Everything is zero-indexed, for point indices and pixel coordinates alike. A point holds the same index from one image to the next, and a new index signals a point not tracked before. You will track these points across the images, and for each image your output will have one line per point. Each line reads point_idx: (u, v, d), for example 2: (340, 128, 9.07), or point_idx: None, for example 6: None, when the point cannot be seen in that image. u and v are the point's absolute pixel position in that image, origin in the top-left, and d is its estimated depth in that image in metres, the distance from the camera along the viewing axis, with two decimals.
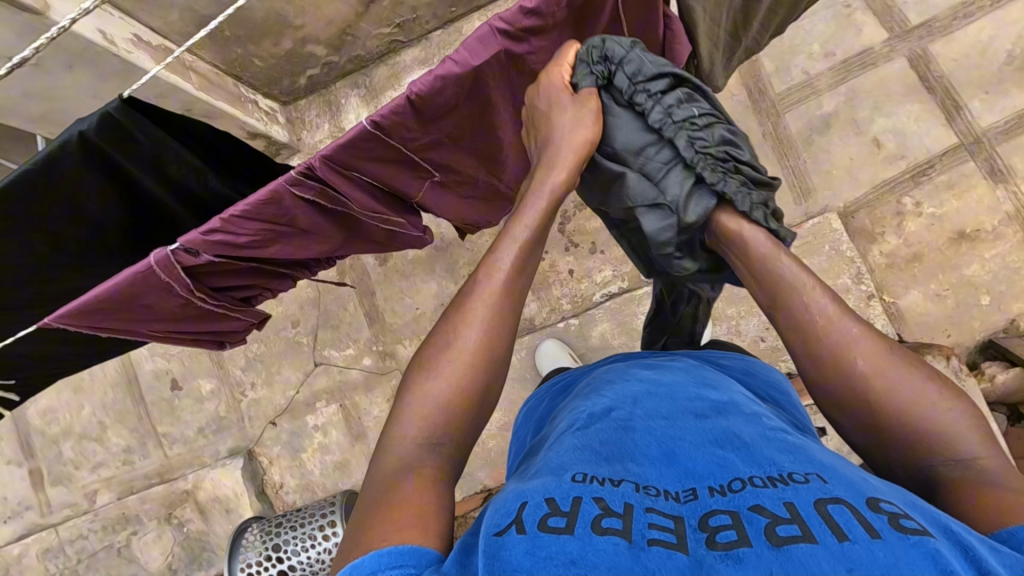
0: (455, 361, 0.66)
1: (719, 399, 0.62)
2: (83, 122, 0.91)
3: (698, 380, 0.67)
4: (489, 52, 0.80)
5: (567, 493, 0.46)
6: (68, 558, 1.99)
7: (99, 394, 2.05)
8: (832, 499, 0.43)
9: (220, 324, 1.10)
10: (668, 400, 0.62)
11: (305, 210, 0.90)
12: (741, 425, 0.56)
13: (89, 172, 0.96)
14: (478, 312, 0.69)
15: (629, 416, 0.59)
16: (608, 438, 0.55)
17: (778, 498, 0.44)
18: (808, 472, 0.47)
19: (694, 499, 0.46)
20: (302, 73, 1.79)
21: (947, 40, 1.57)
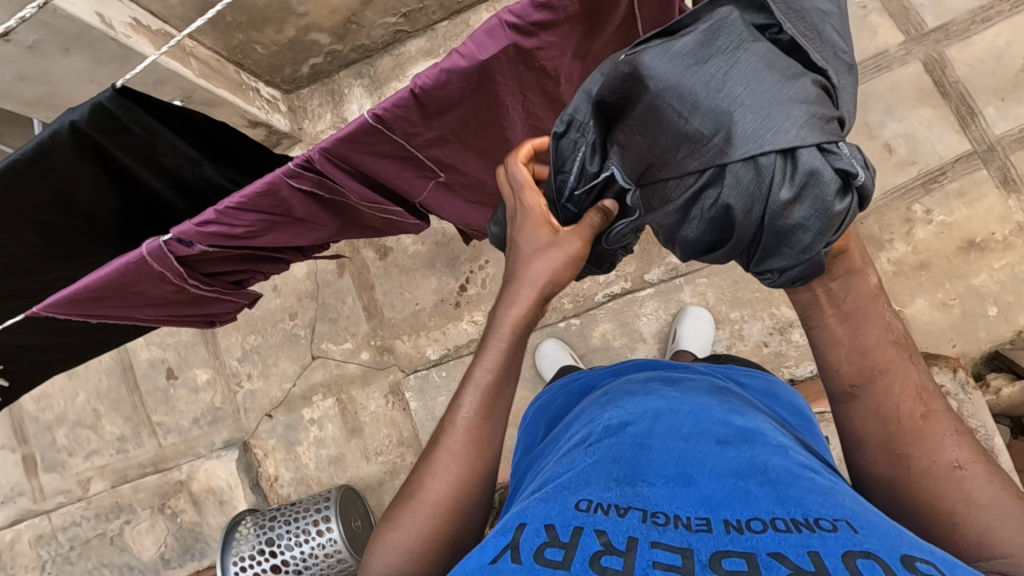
0: (455, 459, 0.66)
1: (748, 426, 0.61)
2: (74, 112, 0.89)
3: (725, 406, 0.66)
4: (498, 46, 0.75)
5: (568, 523, 0.46)
6: (60, 545, 1.98)
7: (94, 381, 2.03)
8: (862, 553, 0.41)
9: (211, 306, 1.08)
10: (690, 420, 0.61)
11: (302, 200, 0.87)
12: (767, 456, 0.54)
13: (82, 162, 0.94)
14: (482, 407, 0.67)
15: (643, 438, 0.58)
16: (621, 459, 0.55)
17: (802, 546, 0.42)
18: (836, 519, 0.45)
19: (707, 531, 0.45)
20: (305, 61, 1.75)
21: (963, 44, 1.54)
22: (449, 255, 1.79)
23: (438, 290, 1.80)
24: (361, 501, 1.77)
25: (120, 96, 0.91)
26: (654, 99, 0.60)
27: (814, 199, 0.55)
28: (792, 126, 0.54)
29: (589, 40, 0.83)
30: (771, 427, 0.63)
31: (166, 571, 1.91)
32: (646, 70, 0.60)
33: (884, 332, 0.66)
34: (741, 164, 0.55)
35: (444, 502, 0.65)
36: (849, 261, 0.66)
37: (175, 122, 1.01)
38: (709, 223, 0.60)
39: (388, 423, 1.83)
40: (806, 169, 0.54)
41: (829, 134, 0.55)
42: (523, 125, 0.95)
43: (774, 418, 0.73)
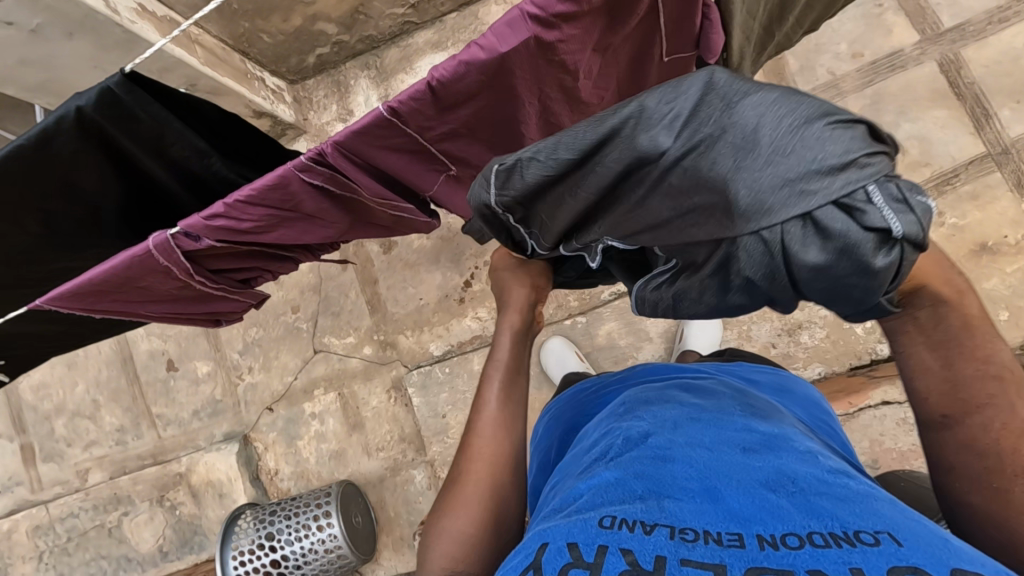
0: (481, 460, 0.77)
1: (770, 432, 0.61)
2: (80, 96, 0.86)
3: (747, 413, 0.65)
4: (518, 39, 0.73)
5: (592, 540, 0.44)
6: (57, 536, 1.96)
7: (94, 371, 2.02)
8: (909, 569, 0.39)
9: (217, 305, 1.06)
10: (711, 432, 0.60)
11: (313, 196, 0.86)
12: (797, 467, 0.53)
13: (87, 150, 0.91)
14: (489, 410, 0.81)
15: (666, 451, 0.56)
16: (644, 474, 0.53)
17: (843, 563, 0.40)
18: (876, 531, 0.43)
19: (739, 549, 0.43)
20: (311, 52, 1.72)
21: (980, 45, 1.52)
22: (454, 250, 1.78)
23: (443, 286, 1.78)
24: (361, 497, 1.76)
25: (129, 82, 0.89)
26: (648, 200, 0.60)
27: (848, 260, 0.52)
28: (796, 199, 0.51)
29: (611, 34, 0.81)
30: (796, 433, 0.62)
31: (164, 563, 1.90)
32: (648, 150, 0.56)
33: (983, 366, 0.62)
34: (757, 241, 0.54)
35: (488, 474, 0.76)
36: (933, 293, 0.64)
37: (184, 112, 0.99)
38: (738, 292, 0.60)
39: (390, 419, 1.81)
40: (830, 234, 0.51)
41: (849, 187, 0.50)
42: (538, 121, 0.93)
43: (800, 422, 0.72)
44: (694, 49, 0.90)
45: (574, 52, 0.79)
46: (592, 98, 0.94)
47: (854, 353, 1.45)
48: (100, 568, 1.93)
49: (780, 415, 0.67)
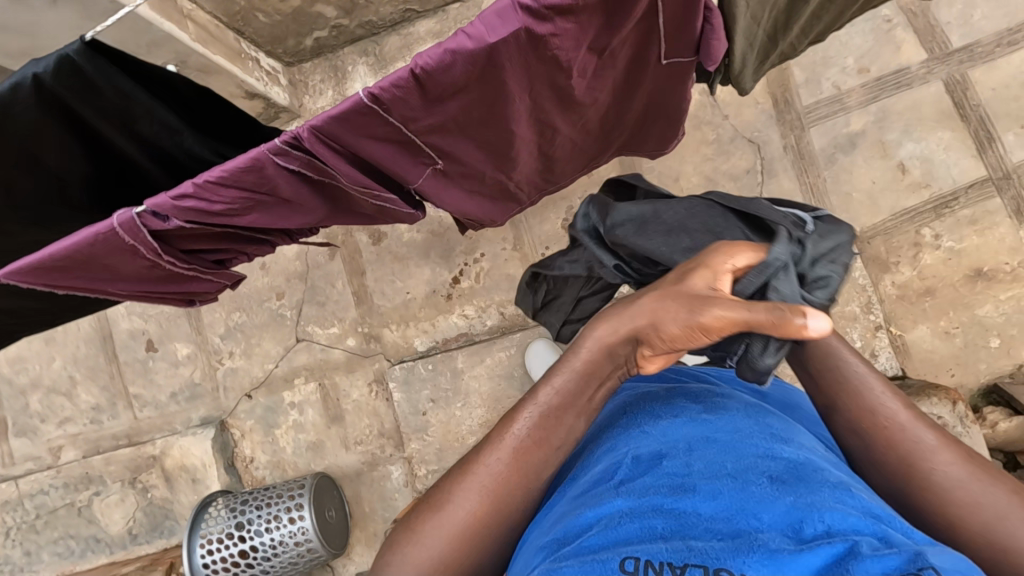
0: (443, 535, 0.67)
1: (795, 457, 0.62)
2: (37, 65, 0.85)
3: (765, 429, 0.67)
4: (507, 30, 0.71)
5: None
6: (26, 512, 1.93)
7: (72, 348, 1.98)
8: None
9: (191, 286, 1.02)
10: (732, 455, 0.62)
11: (290, 181, 0.82)
12: (828, 501, 0.55)
13: (47, 118, 0.89)
14: (475, 479, 0.69)
15: (688, 477, 0.60)
16: (666, 509, 0.57)
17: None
18: None
19: None
20: (309, 34, 1.67)
21: (988, 67, 1.49)
22: (445, 245, 1.75)
23: (431, 281, 1.75)
24: (336, 490, 1.73)
25: (88, 50, 0.87)
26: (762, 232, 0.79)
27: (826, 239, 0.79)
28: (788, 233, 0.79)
29: (608, 34, 0.78)
30: (817, 455, 0.64)
31: (133, 546, 1.87)
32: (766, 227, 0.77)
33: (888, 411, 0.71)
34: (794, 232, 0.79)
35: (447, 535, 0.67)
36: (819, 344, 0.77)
37: (152, 84, 0.97)
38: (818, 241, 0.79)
39: (371, 413, 1.78)
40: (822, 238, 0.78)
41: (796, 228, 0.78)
42: (529, 118, 0.90)
43: (815, 438, 0.74)
44: (693, 55, 0.86)
45: (567, 49, 0.76)
46: (587, 99, 0.90)
47: None
48: (68, 548, 1.90)
49: (796, 429, 0.69)
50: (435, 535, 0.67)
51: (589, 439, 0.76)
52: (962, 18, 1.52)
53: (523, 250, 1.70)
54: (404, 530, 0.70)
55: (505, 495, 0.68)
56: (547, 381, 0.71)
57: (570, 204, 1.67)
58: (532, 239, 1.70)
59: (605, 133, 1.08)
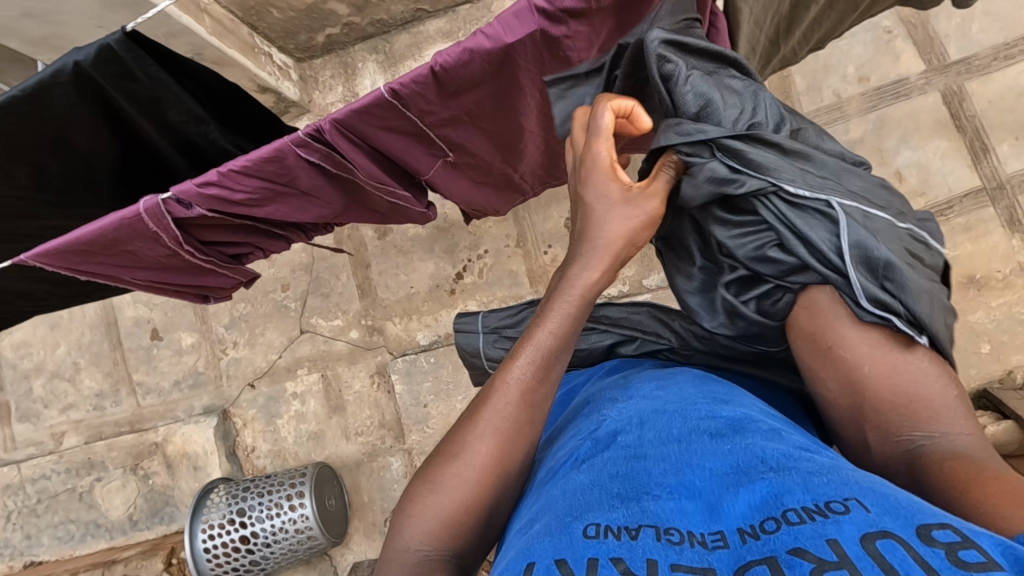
0: (457, 482, 0.65)
1: (734, 415, 0.66)
2: (79, 52, 0.87)
3: (710, 395, 0.72)
4: (524, 31, 0.74)
5: (581, 555, 0.49)
6: (27, 496, 1.95)
7: (77, 334, 2.00)
8: (880, 533, 0.44)
9: (205, 280, 1.04)
10: (680, 420, 0.66)
11: (308, 172, 0.85)
12: (759, 442, 0.59)
13: (80, 104, 0.91)
14: (486, 423, 0.68)
15: (638, 443, 0.64)
16: (619, 472, 0.60)
17: (821, 537, 0.45)
18: (847, 500, 0.48)
19: (723, 546, 0.48)
20: (321, 31, 1.70)
21: (985, 79, 1.53)
22: (449, 241, 1.78)
23: (435, 275, 1.78)
24: (337, 480, 1.75)
25: (129, 40, 0.89)
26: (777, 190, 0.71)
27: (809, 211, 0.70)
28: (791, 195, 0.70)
29: (618, 36, 0.81)
30: (761, 413, 0.68)
31: (132, 532, 1.89)
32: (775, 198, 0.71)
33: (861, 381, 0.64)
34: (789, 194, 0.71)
35: (462, 486, 0.65)
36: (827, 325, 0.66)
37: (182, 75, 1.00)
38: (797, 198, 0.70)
39: (372, 404, 1.81)
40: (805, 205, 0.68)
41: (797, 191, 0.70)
42: (538, 114, 0.93)
43: (764, 402, 0.75)
44: None
45: (580, 51, 0.80)
46: None
47: None
48: (67, 532, 1.91)
49: (737, 393, 0.73)
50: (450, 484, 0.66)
51: (557, 431, 0.78)
52: (960, 30, 1.56)
53: (526, 246, 1.73)
54: (417, 483, 0.67)
55: (513, 445, 0.67)
56: (544, 320, 0.70)
57: (573, 203, 1.70)
58: (535, 236, 1.73)
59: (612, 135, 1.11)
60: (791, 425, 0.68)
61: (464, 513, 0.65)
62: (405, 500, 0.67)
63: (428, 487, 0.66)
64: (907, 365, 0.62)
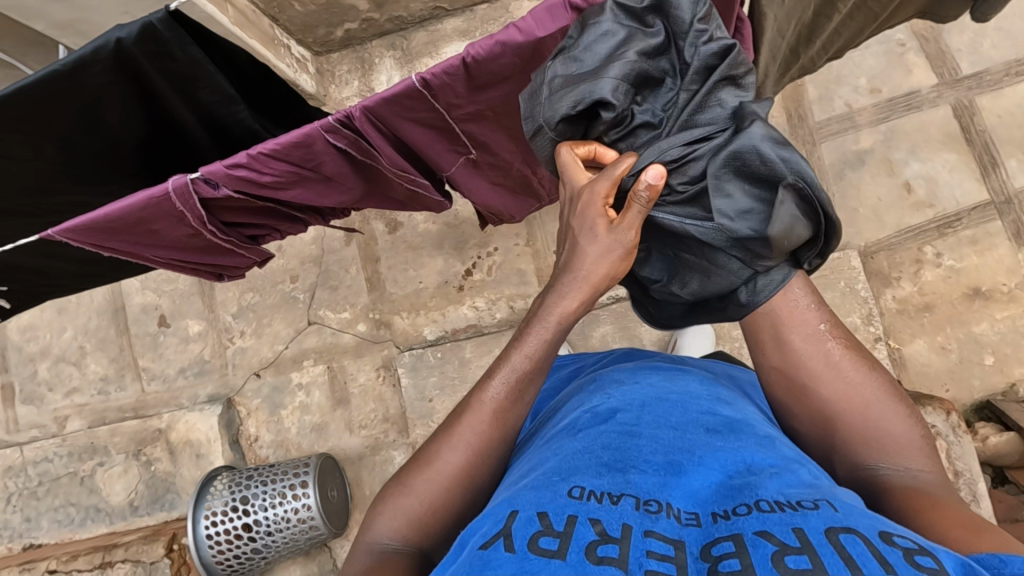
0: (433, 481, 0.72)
1: (733, 416, 0.70)
2: (122, 29, 0.89)
3: (712, 394, 0.75)
4: (556, 26, 0.77)
5: (561, 510, 0.51)
6: (29, 479, 1.95)
7: (84, 319, 2.01)
8: (843, 529, 0.48)
9: (222, 259, 1.06)
10: (679, 411, 0.69)
11: (334, 159, 0.87)
12: (751, 447, 0.63)
13: (117, 82, 0.94)
14: (461, 435, 0.73)
15: (634, 421, 0.67)
16: (610, 443, 0.63)
17: (788, 524, 0.49)
18: (818, 502, 0.52)
19: (696, 524, 0.52)
20: (339, 25, 1.72)
21: (995, 94, 1.55)
22: (459, 237, 1.79)
23: (443, 271, 1.79)
24: (339, 472, 1.75)
25: (171, 19, 0.92)
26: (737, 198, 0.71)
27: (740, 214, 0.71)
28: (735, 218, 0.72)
29: None
30: (754, 419, 0.71)
31: (133, 518, 1.89)
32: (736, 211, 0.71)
33: (851, 401, 0.73)
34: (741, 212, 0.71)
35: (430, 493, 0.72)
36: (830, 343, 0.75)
37: (219, 57, 1.03)
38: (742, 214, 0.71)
39: (376, 398, 1.82)
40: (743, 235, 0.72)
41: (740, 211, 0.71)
42: None
43: (759, 407, 0.79)
44: None
45: None
46: None
47: None
48: (67, 516, 1.92)
49: (741, 400, 0.77)
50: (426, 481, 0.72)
51: (559, 407, 0.80)
52: (972, 46, 1.58)
53: (535, 246, 1.75)
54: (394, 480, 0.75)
55: (489, 448, 0.73)
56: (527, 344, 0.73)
57: None
58: (545, 236, 1.74)
59: None
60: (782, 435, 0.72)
61: (432, 513, 0.71)
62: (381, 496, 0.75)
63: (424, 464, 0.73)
64: (877, 405, 0.72)
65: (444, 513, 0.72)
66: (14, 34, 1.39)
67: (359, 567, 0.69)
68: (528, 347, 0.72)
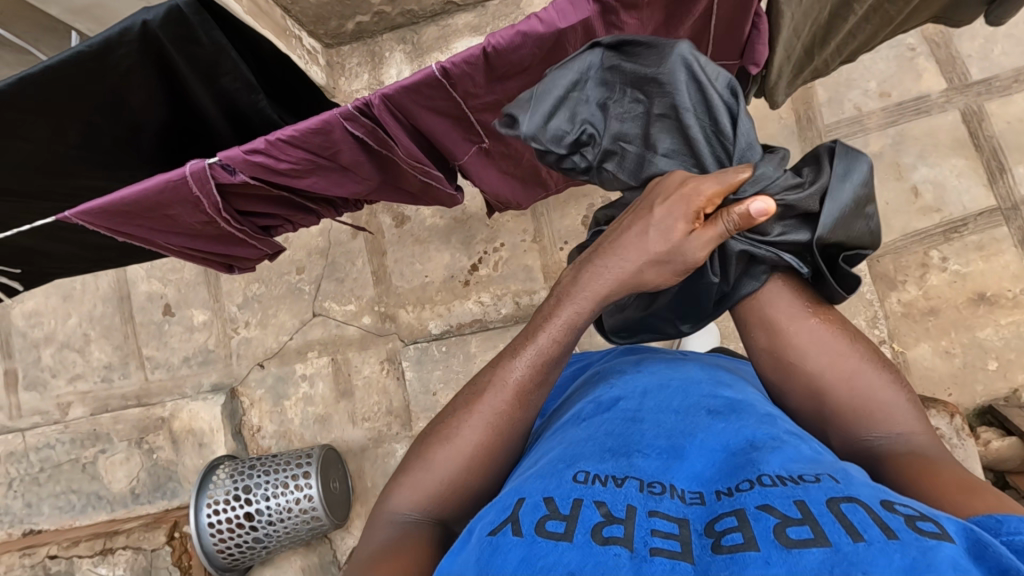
0: (451, 459, 0.72)
1: (735, 396, 0.70)
2: (148, 12, 0.91)
3: (716, 378, 0.75)
4: (577, 17, 0.78)
5: (567, 495, 0.52)
6: (30, 465, 1.95)
7: (89, 306, 2.01)
8: (845, 498, 0.48)
9: (234, 250, 1.06)
10: (685, 395, 0.70)
11: (351, 147, 0.87)
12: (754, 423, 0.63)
13: (140, 64, 0.94)
14: (477, 415, 0.73)
15: (637, 408, 0.68)
16: (614, 430, 0.63)
17: (790, 497, 0.48)
18: (820, 474, 0.52)
19: (701, 504, 0.52)
20: (351, 18, 1.72)
21: (1004, 101, 1.56)
22: (466, 232, 1.79)
23: (450, 265, 1.80)
24: (341, 464, 1.76)
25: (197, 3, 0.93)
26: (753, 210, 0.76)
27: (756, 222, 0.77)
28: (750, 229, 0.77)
29: (664, 31, 0.88)
30: (758, 399, 0.72)
31: (134, 506, 1.89)
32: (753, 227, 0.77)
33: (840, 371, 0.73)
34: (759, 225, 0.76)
35: (447, 473, 0.72)
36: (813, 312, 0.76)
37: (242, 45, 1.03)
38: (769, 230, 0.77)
39: (380, 390, 1.82)
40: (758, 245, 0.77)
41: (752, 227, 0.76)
42: None
43: (764, 392, 0.80)
44: (738, 59, 0.95)
45: None
46: None
47: None
48: (69, 502, 1.92)
49: (742, 382, 0.78)
50: (442, 459, 0.72)
51: (569, 398, 0.81)
52: (982, 52, 1.59)
53: (542, 242, 1.75)
54: (409, 460, 0.75)
55: (504, 427, 0.73)
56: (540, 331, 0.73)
57: (591, 201, 1.72)
58: (552, 233, 1.75)
59: None
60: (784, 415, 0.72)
61: (447, 493, 0.71)
62: (395, 478, 0.74)
63: (442, 438, 0.73)
64: (863, 372, 0.72)
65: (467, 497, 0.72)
66: (29, 19, 1.40)
67: (377, 542, 0.68)
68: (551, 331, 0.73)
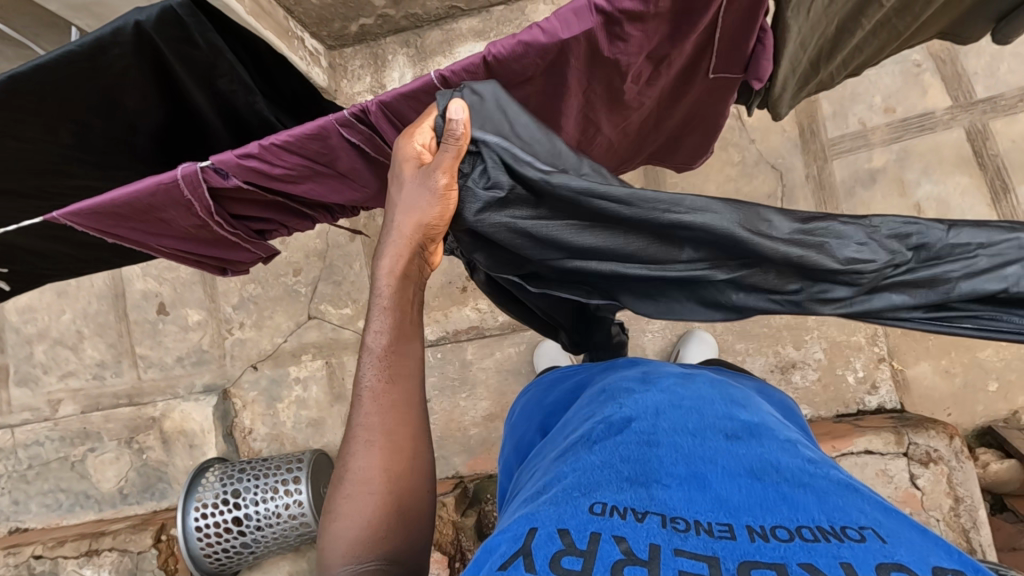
0: (355, 496, 0.65)
1: (750, 420, 0.69)
2: (141, 12, 0.88)
3: (727, 397, 0.74)
4: (580, 28, 0.77)
5: (584, 528, 0.49)
6: (19, 462, 1.93)
7: (83, 303, 1.99)
8: (894, 565, 0.45)
9: (226, 253, 1.04)
10: (699, 418, 0.68)
11: (348, 153, 0.86)
12: (775, 451, 0.62)
13: (135, 66, 0.93)
14: (361, 435, 0.67)
15: (652, 429, 0.66)
16: (630, 455, 0.61)
17: (834, 558, 0.45)
18: (864, 530, 0.49)
19: (730, 538, 0.48)
20: (354, 20, 1.70)
21: (1009, 119, 1.55)
22: None
23: (447, 271, 1.78)
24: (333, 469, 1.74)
25: (192, 5, 0.92)
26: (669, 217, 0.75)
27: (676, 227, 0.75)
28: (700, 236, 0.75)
29: (668, 44, 0.86)
30: (774, 423, 0.71)
31: (122, 506, 1.87)
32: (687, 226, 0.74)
33: None
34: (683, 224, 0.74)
35: (362, 514, 0.65)
36: None
37: (239, 46, 1.02)
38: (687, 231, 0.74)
39: None
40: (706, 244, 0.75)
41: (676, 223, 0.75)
42: (578, 113, 0.98)
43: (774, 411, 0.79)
44: (742, 72, 0.94)
45: (628, 52, 0.84)
46: (635, 102, 0.99)
47: (843, 401, 1.48)
48: (57, 501, 1.90)
49: (754, 399, 0.77)
50: (347, 498, 0.66)
51: (575, 411, 0.79)
52: (988, 70, 1.58)
53: None
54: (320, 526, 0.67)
55: (394, 434, 0.68)
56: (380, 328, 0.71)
57: None
58: None
59: (642, 138, 1.16)
60: (800, 437, 0.71)
61: (372, 532, 0.64)
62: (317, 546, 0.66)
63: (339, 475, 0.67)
64: None
65: (418, 518, 0.68)
66: (29, 14, 1.38)
67: None
68: (377, 324, 0.71)
